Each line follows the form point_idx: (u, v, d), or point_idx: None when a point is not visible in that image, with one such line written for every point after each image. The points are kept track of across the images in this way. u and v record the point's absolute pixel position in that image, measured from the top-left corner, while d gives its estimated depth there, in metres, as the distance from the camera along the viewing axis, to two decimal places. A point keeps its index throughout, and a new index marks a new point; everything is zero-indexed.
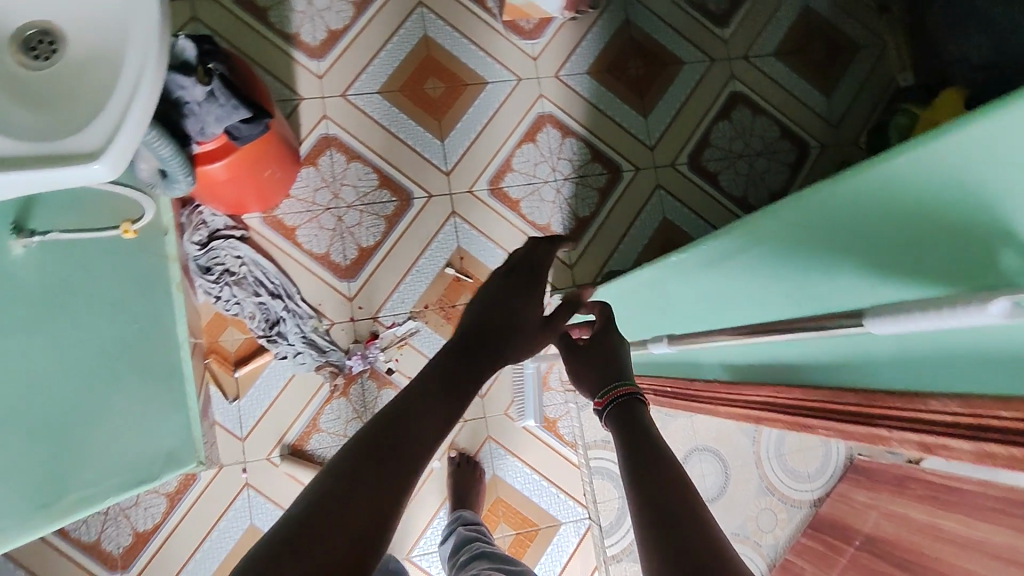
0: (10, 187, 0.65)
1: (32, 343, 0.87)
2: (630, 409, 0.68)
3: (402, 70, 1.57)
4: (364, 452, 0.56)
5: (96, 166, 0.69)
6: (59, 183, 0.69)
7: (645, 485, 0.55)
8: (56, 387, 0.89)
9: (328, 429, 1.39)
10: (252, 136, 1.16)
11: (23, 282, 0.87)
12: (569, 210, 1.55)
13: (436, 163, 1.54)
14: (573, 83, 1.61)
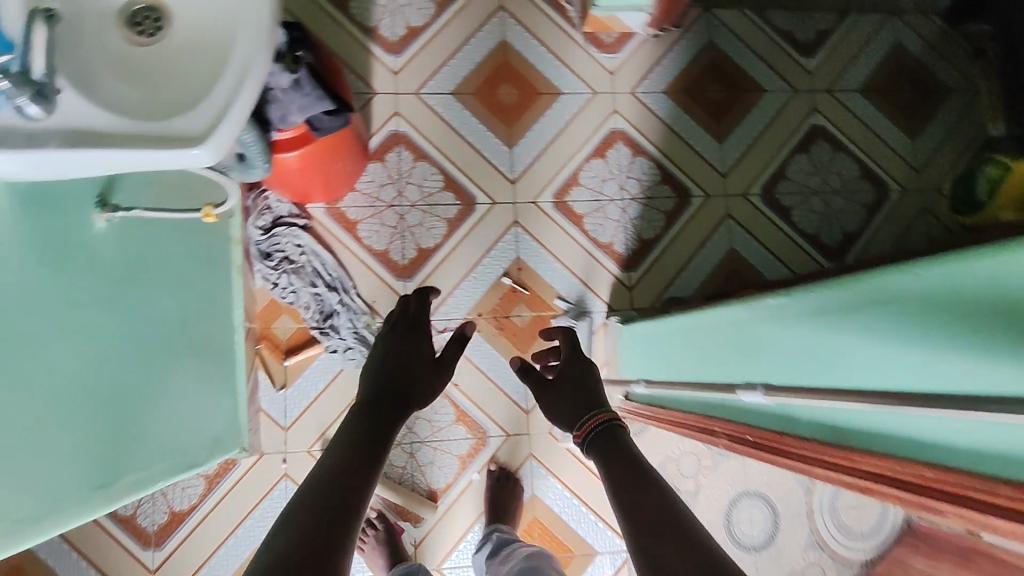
0: (115, 165, 0.67)
1: (100, 321, 0.87)
2: (612, 434, 0.84)
3: (478, 73, 1.55)
4: (338, 460, 0.70)
5: (198, 152, 0.69)
6: (161, 163, 0.70)
7: (636, 523, 0.65)
8: (118, 365, 0.88)
9: None
10: (331, 128, 1.14)
11: (99, 256, 0.87)
12: (634, 231, 1.50)
13: (502, 170, 1.50)
14: (649, 102, 1.57)
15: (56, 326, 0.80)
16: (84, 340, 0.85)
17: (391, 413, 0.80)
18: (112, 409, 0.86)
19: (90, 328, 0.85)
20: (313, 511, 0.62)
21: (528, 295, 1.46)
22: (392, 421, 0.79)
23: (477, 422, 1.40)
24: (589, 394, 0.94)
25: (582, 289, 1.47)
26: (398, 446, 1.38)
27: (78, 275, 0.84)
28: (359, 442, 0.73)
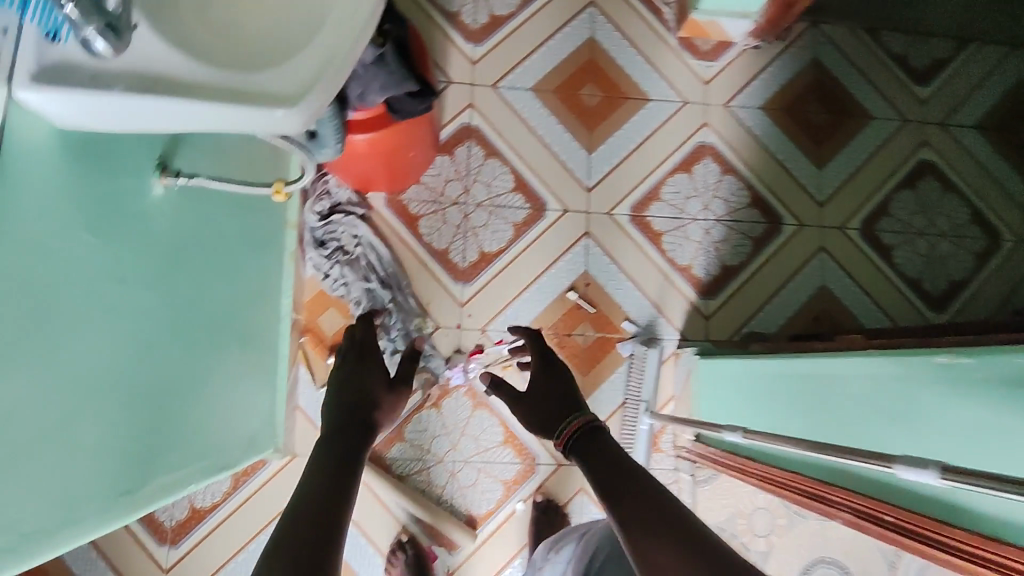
0: (191, 115, 0.58)
1: (166, 306, 0.76)
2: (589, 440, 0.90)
3: (562, 70, 1.43)
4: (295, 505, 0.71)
5: (285, 113, 0.61)
6: (237, 122, 0.61)
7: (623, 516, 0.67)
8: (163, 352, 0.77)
9: (411, 440, 1.27)
10: (412, 112, 1.04)
11: (158, 233, 0.73)
12: (716, 255, 1.38)
13: (578, 176, 1.39)
14: (743, 118, 1.44)
15: (100, 303, 0.65)
16: (151, 326, 0.73)
17: (361, 420, 0.96)
18: (160, 404, 0.75)
19: (156, 312, 0.74)
20: (304, 513, 0.71)
21: (595, 314, 1.33)
22: (365, 428, 0.95)
23: (527, 447, 1.28)
24: (561, 399, 1.01)
25: (653, 313, 1.34)
26: (439, 463, 1.27)
27: (153, 253, 0.72)
28: (337, 449, 0.87)
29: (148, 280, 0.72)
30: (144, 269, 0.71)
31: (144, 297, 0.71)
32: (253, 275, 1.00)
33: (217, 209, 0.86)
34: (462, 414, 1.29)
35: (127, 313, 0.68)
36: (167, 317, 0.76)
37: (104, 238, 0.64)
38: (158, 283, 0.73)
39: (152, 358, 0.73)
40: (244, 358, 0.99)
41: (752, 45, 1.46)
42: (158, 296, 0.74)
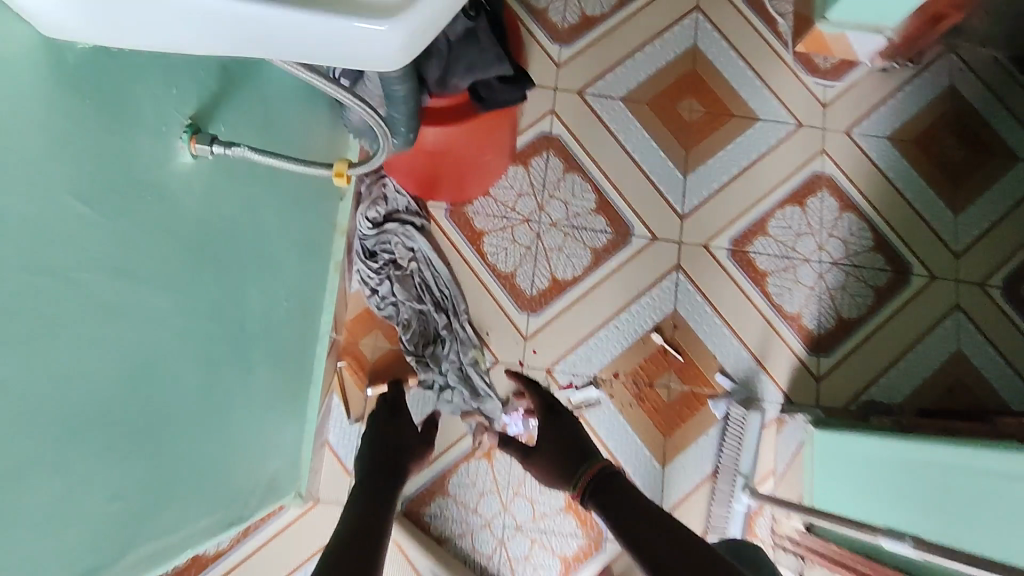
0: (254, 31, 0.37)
1: (185, 313, 0.57)
2: (606, 481, 0.83)
3: (659, 79, 1.24)
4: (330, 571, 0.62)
5: (384, 29, 0.38)
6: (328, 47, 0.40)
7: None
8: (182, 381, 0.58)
9: (456, 496, 1.07)
10: (501, 102, 0.86)
11: (183, 216, 0.54)
12: (831, 303, 1.17)
13: (671, 200, 1.19)
14: (866, 149, 1.24)
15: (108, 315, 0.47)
16: (166, 338, 0.55)
17: (395, 461, 0.89)
18: (162, 443, 0.57)
19: (171, 320, 0.55)
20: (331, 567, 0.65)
21: (682, 362, 1.13)
22: (398, 471, 0.88)
23: (593, 518, 1.07)
24: (574, 445, 0.91)
25: (753, 367, 1.13)
26: (486, 526, 1.06)
27: (180, 241, 0.54)
28: (371, 492, 0.81)
29: (164, 278, 0.53)
30: (162, 262, 0.52)
31: (157, 298, 0.53)
32: (291, 283, 0.82)
33: (261, 196, 0.68)
34: (517, 470, 1.07)
35: (135, 318, 0.50)
36: (185, 327, 0.58)
37: (117, 213, 0.46)
38: (178, 282, 0.55)
39: (161, 382, 0.55)
40: (273, 383, 0.81)
41: (879, 67, 1.26)
42: (175, 299, 0.55)
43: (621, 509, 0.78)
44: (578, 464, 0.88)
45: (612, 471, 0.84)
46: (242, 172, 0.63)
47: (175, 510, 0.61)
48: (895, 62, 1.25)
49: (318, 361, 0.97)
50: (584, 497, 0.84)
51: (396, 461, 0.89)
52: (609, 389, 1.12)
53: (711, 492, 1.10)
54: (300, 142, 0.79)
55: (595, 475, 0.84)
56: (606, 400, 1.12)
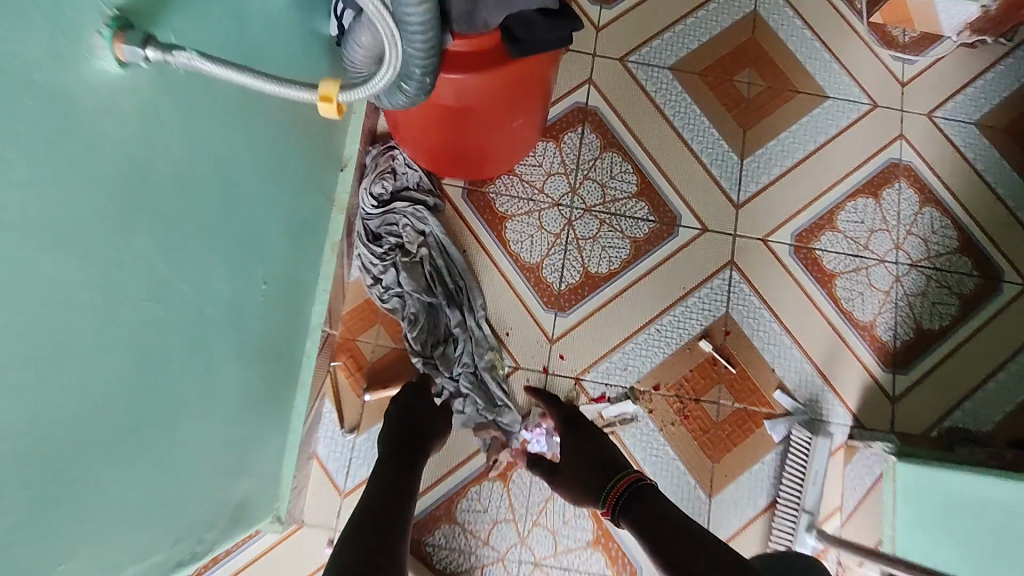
0: None
1: (122, 292, 0.41)
2: (639, 498, 0.76)
3: (713, 49, 1.07)
4: None
5: None
6: None
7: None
8: (110, 385, 0.42)
9: (464, 524, 0.90)
10: (542, 45, 0.69)
11: (113, 151, 0.38)
12: (910, 312, 1.00)
13: (724, 187, 1.03)
14: (951, 135, 1.07)
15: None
16: (91, 324, 0.39)
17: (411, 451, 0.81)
18: (86, 472, 0.40)
19: (97, 300, 0.39)
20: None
21: (734, 374, 0.97)
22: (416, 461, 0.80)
23: (625, 556, 0.90)
24: (600, 460, 0.83)
25: (818, 384, 0.97)
26: (499, 562, 0.90)
27: (109, 186, 0.38)
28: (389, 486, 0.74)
29: (84, 239, 0.37)
30: (81, 214, 0.36)
31: (75, 268, 0.36)
32: (275, 263, 0.66)
33: (239, 146, 0.52)
34: (537, 496, 0.91)
35: (38, 296, 0.34)
36: (121, 311, 0.41)
37: (8, 134, 0.30)
38: (107, 245, 0.39)
39: (79, 386, 0.39)
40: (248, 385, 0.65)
41: (966, 42, 1.09)
42: (104, 269, 0.39)
43: (662, 521, 0.71)
44: (605, 479, 0.80)
45: (643, 484, 0.77)
46: (213, 107, 0.47)
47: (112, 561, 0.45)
48: (986, 38, 1.08)
49: (307, 359, 0.81)
50: (615, 513, 0.77)
51: (413, 452, 0.81)
52: (648, 404, 0.96)
53: (767, 529, 0.93)
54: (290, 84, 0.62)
55: (625, 488, 0.77)
56: (643, 416, 0.95)
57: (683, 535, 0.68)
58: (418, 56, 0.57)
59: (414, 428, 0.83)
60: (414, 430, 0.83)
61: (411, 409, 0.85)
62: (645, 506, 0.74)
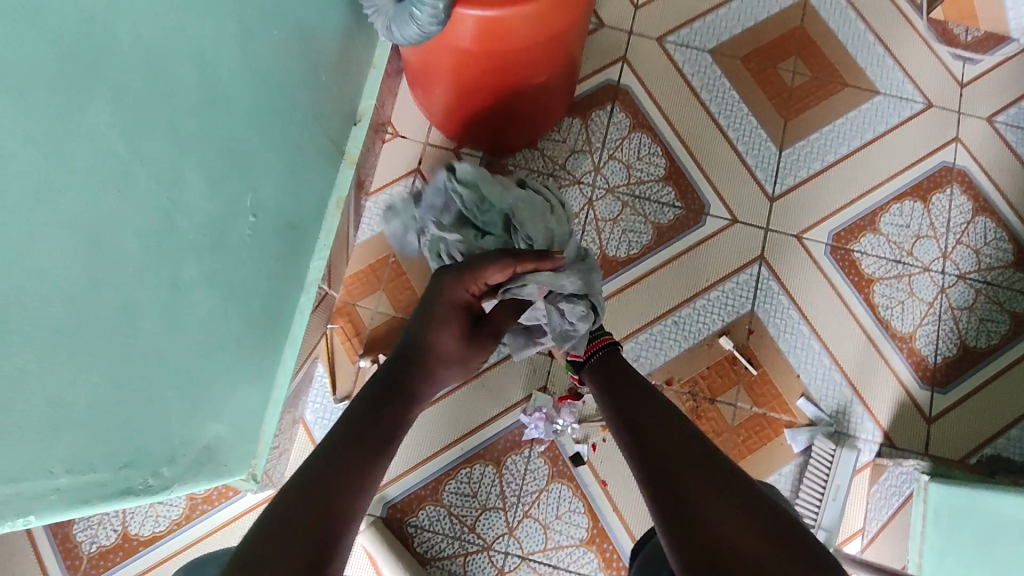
0: None
1: (66, 161, 0.38)
2: (608, 360, 0.76)
3: (759, 33, 1.01)
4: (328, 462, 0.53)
5: None
6: None
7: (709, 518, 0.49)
8: (34, 278, 0.37)
9: (451, 507, 0.85)
10: None
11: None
12: (954, 326, 0.92)
13: (759, 177, 0.96)
14: (1011, 142, 0.99)
15: None
16: (24, 188, 0.35)
17: (402, 405, 0.63)
18: (8, 357, 0.37)
19: (33, 164, 0.36)
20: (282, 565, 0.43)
21: (754, 376, 0.90)
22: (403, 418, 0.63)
23: (621, 561, 0.84)
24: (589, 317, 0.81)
25: (846, 395, 0.89)
26: (484, 551, 0.84)
27: (55, 34, 0.35)
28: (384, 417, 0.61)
29: (18, 87, 0.34)
30: (17, 55, 0.33)
31: (4, 114, 0.33)
32: (260, 198, 0.62)
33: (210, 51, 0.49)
34: (531, 485, 0.85)
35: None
36: (61, 184, 0.38)
37: None
38: (46, 104, 0.36)
39: (4, 255, 0.35)
40: (225, 323, 0.60)
41: None
42: (45, 129, 0.36)
43: (671, 438, 0.59)
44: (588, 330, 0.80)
45: (614, 350, 0.78)
46: None
47: (41, 467, 0.41)
48: None
49: (300, 313, 0.77)
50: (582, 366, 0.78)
51: (400, 412, 0.63)
52: None
53: None
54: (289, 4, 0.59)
55: (600, 347, 0.77)
56: None
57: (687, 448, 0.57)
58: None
59: (413, 383, 0.66)
60: (410, 385, 0.65)
61: (416, 371, 0.67)
62: (659, 422, 0.62)
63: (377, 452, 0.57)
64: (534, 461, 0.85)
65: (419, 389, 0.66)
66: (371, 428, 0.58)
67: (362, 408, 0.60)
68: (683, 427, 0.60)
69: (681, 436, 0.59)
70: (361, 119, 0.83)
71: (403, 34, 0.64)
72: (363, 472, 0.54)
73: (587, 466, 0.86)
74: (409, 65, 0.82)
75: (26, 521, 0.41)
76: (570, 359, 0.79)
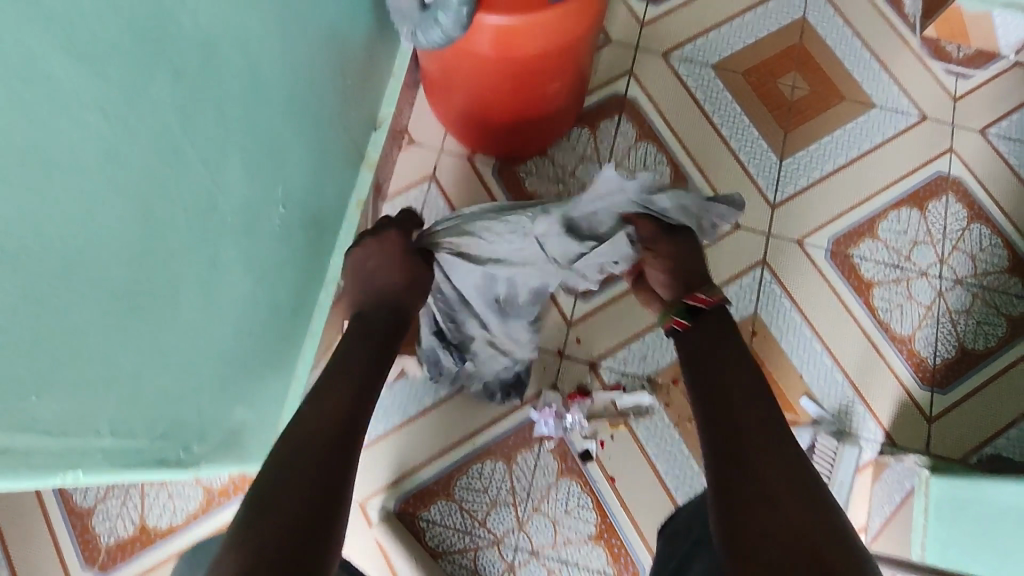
0: None
1: (129, 132, 0.42)
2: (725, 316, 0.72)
3: (759, 49, 1.06)
4: (314, 423, 0.57)
5: None
6: None
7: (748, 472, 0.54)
8: (90, 240, 0.41)
9: (462, 502, 0.87)
10: None
11: None
12: (953, 329, 0.95)
13: (761, 185, 1.00)
14: (1004, 153, 1.02)
15: None
16: (91, 155, 0.40)
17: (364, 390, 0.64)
18: (66, 312, 0.40)
19: (96, 131, 0.40)
20: (265, 543, 0.44)
21: None
22: (368, 396, 0.64)
23: (629, 555, 0.85)
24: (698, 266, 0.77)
25: (848, 395, 0.92)
26: (494, 546, 0.85)
27: (128, 18, 0.40)
28: (363, 382, 0.64)
29: (89, 61, 0.38)
30: (91, 33, 0.38)
31: (79, 83, 0.38)
32: (289, 189, 0.65)
33: (250, 46, 0.53)
34: (541, 481, 0.87)
35: (39, 95, 0.35)
36: (122, 156, 0.42)
37: None
38: (115, 79, 0.40)
39: (68, 213, 0.39)
40: (255, 307, 0.64)
41: None
42: (110, 103, 0.40)
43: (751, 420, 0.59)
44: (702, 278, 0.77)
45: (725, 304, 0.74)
46: None
47: (86, 420, 0.44)
48: None
49: (320, 308, 0.79)
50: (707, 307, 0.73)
51: (373, 366, 0.67)
52: (666, 397, 0.90)
53: None
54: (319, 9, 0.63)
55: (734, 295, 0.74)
56: (658, 409, 0.89)
57: (748, 405, 0.61)
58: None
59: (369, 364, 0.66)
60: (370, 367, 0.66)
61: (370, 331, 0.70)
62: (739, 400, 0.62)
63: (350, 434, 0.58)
64: (545, 458, 0.87)
65: (383, 345, 0.70)
66: (350, 397, 0.62)
67: (320, 397, 0.60)
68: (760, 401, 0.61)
69: (767, 420, 0.59)
70: (381, 125, 0.87)
71: (427, 39, 0.70)
72: (336, 452, 0.55)
73: (596, 463, 0.88)
74: (427, 73, 0.86)
75: (75, 476, 0.43)
76: (689, 303, 0.73)
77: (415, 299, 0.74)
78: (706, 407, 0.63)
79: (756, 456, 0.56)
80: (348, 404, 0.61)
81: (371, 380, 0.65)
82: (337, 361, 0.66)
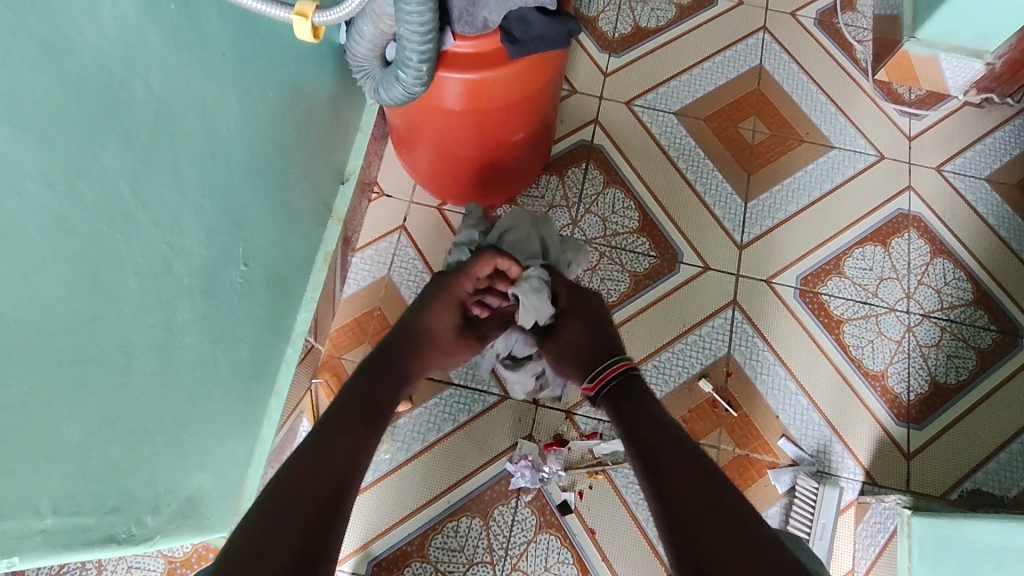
0: None
1: (76, 197, 0.42)
2: (624, 387, 0.70)
3: (719, 95, 1.09)
4: (297, 491, 0.51)
5: None
6: None
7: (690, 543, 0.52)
8: (29, 309, 0.39)
9: (438, 563, 0.84)
10: (543, 41, 0.69)
11: (59, 51, 0.38)
12: (924, 363, 0.95)
13: (728, 227, 1.01)
14: (961, 188, 1.05)
15: None
16: (37, 222, 0.39)
17: (364, 436, 0.61)
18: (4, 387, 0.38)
19: (46, 196, 0.39)
20: None
21: (735, 418, 0.92)
22: (359, 463, 0.58)
23: None
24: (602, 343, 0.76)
25: (826, 434, 0.91)
26: None
27: (79, 85, 0.40)
28: (353, 448, 0.59)
29: (41, 131, 0.38)
30: (42, 102, 0.38)
31: (24, 153, 0.37)
32: (251, 245, 0.65)
33: (207, 107, 0.53)
34: (519, 537, 0.84)
35: None
36: (71, 221, 0.42)
37: None
38: (64, 147, 0.40)
39: (10, 280, 0.38)
40: (215, 368, 0.62)
41: (974, 101, 1.10)
42: (61, 170, 0.40)
43: (687, 476, 0.57)
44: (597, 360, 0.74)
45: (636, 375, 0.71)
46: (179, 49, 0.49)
47: (21, 496, 0.41)
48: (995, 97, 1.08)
49: (286, 365, 0.77)
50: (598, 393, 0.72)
51: (368, 427, 0.62)
52: None
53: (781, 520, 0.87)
54: (278, 67, 0.64)
55: (615, 374, 0.71)
56: None
57: (692, 470, 0.57)
58: (414, 40, 0.62)
59: (368, 418, 0.63)
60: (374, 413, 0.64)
61: (384, 376, 0.69)
62: (717, 533, 0.51)
63: (345, 489, 0.55)
64: (523, 510, 0.85)
65: (376, 403, 0.65)
66: (337, 459, 0.56)
67: (315, 450, 0.56)
68: (694, 458, 0.59)
69: (704, 474, 0.57)
70: (349, 179, 0.87)
71: (391, 95, 0.71)
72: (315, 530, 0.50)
73: (575, 515, 0.85)
74: (393, 126, 0.87)
75: (11, 562, 0.41)
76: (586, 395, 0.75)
77: (434, 352, 0.77)
78: (648, 465, 0.59)
79: (688, 502, 0.54)
80: (347, 454, 0.58)
81: (364, 436, 0.61)
82: (342, 402, 0.64)
